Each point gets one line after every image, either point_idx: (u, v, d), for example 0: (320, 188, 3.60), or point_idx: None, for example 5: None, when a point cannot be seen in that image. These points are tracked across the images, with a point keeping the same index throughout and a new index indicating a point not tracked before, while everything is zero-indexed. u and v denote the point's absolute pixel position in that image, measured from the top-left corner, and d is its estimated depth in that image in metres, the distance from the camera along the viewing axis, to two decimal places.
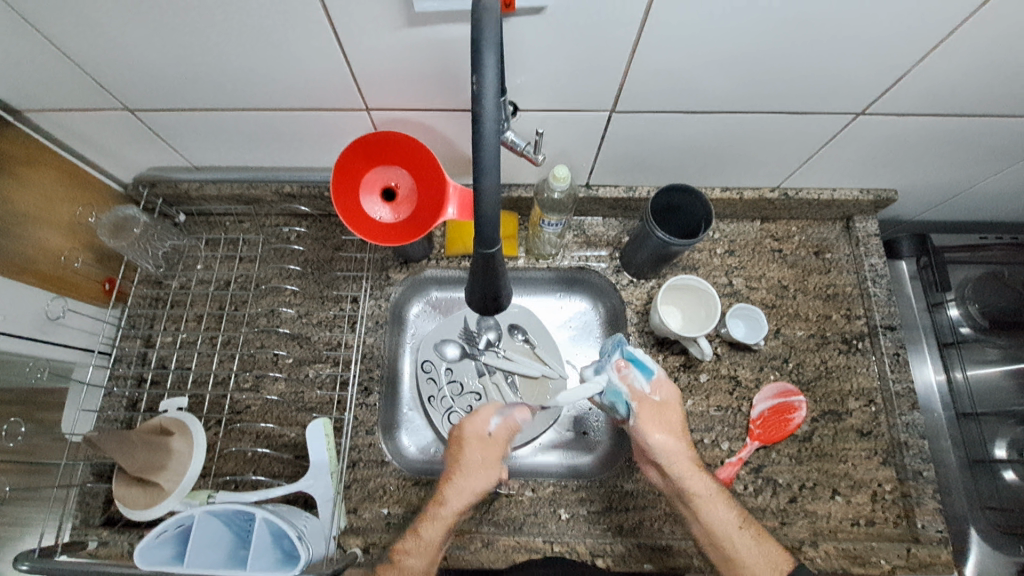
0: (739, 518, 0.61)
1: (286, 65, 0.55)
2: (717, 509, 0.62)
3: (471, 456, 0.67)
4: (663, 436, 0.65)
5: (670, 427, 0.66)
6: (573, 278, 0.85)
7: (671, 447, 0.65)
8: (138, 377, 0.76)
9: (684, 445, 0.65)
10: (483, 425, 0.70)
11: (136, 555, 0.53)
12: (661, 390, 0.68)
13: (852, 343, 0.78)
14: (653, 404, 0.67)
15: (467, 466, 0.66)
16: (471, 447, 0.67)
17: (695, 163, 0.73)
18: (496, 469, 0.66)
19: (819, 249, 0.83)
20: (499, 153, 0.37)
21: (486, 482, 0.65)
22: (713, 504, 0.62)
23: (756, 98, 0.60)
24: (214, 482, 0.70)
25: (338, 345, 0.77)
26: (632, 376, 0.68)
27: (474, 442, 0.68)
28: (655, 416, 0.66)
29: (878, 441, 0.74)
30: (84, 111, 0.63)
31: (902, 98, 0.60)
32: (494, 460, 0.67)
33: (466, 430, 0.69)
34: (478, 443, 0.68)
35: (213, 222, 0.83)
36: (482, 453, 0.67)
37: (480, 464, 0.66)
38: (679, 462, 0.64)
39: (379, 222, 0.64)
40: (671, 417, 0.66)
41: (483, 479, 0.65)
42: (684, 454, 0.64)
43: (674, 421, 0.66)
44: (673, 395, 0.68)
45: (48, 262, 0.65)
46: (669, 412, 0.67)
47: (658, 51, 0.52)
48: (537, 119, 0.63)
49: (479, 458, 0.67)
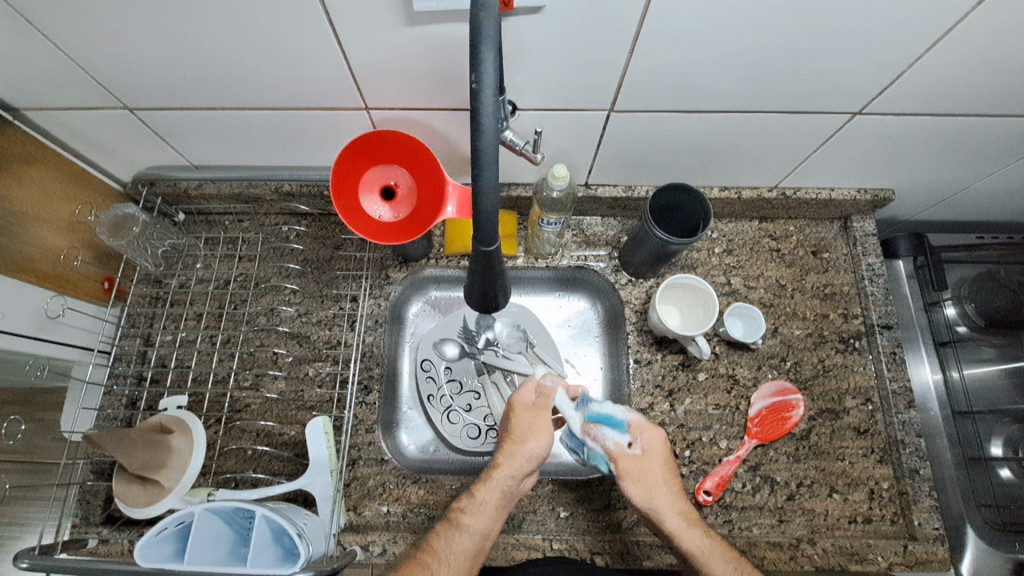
0: (738, 568, 0.61)
1: (286, 64, 0.55)
2: (714, 562, 0.61)
3: (520, 424, 0.71)
4: (644, 490, 0.66)
5: (653, 480, 0.67)
6: (571, 277, 0.85)
7: (655, 500, 0.65)
8: (137, 375, 0.76)
9: (669, 497, 0.66)
10: (529, 397, 0.74)
11: (137, 551, 0.53)
12: (643, 441, 0.69)
13: (849, 342, 0.79)
14: (633, 458, 0.68)
15: (516, 434, 0.70)
16: (519, 415, 0.72)
17: (694, 163, 0.73)
18: (547, 432, 0.70)
19: (817, 249, 0.83)
20: (497, 150, 0.37)
21: (537, 444, 0.68)
22: (709, 556, 0.61)
23: (754, 97, 0.60)
24: (213, 480, 0.71)
25: (338, 344, 0.77)
26: (604, 434, 0.70)
27: (524, 411, 0.72)
28: (635, 470, 0.67)
29: (875, 439, 0.74)
30: (83, 110, 0.63)
31: (899, 97, 0.60)
32: (541, 425, 0.70)
33: (516, 401, 0.74)
34: (528, 411, 0.72)
35: (213, 221, 0.83)
36: (533, 419, 0.71)
37: (529, 429, 0.70)
38: (666, 516, 0.65)
39: (379, 221, 0.64)
40: (651, 470, 0.67)
41: (535, 443, 0.68)
42: (671, 509, 0.65)
43: (656, 472, 0.67)
44: (656, 442, 0.69)
45: (47, 261, 0.65)
46: (652, 462, 0.68)
47: (656, 50, 0.53)
48: (536, 118, 0.63)
49: (529, 423, 0.71)
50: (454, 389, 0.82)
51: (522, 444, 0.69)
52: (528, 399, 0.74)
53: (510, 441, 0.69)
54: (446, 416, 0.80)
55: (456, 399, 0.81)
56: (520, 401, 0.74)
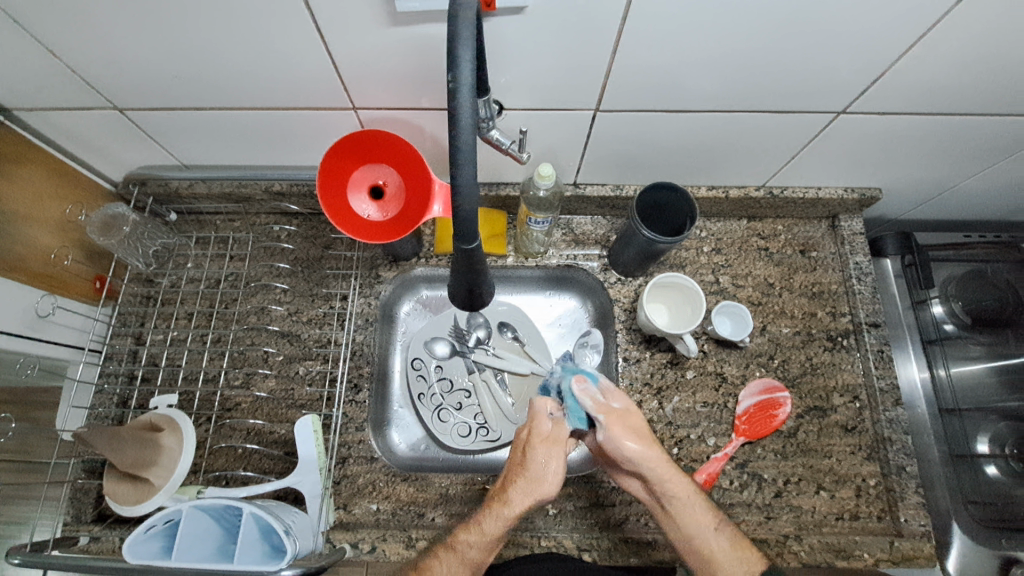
0: (717, 522, 0.63)
1: (273, 65, 0.55)
2: (692, 511, 0.63)
3: (539, 459, 0.64)
4: (638, 442, 0.64)
5: (641, 433, 0.65)
6: (561, 276, 0.86)
7: (648, 453, 0.63)
8: (129, 374, 0.76)
9: (657, 447, 0.64)
10: (547, 426, 0.66)
11: (124, 549, 0.54)
12: (616, 396, 0.67)
13: (836, 340, 0.79)
14: (618, 412, 0.66)
15: (529, 469, 0.63)
16: (535, 449, 0.65)
17: (681, 162, 0.74)
18: (563, 469, 0.63)
19: (805, 247, 0.84)
20: (475, 150, 0.37)
21: (551, 484, 0.62)
22: (692, 506, 0.63)
23: (738, 97, 0.60)
24: (204, 478, 0.71)
25: (328, 343, 0.78)
26: (589, 389, 0.67)
27: (540, 444, 0.65)
28: (619, 424, 0.65)
29: (863, 436, 0.75)
30: (73, 110, 0.63)
31: (882, 96, 0.60)
32: (561, 463, 0.64)
33: (534, 430, 0.66)
34: (542, 444, 0.65)
35: (204, 221, 0.84)
36: (548, 453, 0.64)
37: (545, 465, 0.63)
38: (654, 466, 0.63)
39: (367, 220, 0.64)
40: (637, 423, 0.65)
41: (549, 482, 0.62)
42: (659, 458, 0.64)
43: (640, 425, 0.66)
44: (626, 399, 0.68)
45: (38, 261, 0.66)
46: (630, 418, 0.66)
47: (639, 50, 0.53)
48: (523, 117, 0.64)
49: (546, 458, 0.64)
50: (444, 387, 0.82)
51: (538, 481, 0.63)
52: (545, 428, 0.66)
53: (523, 475, 0.63)
54: (436, 414, 0.80)
55: (446, 397, 0.81)
56: (534, 430, 0.66)
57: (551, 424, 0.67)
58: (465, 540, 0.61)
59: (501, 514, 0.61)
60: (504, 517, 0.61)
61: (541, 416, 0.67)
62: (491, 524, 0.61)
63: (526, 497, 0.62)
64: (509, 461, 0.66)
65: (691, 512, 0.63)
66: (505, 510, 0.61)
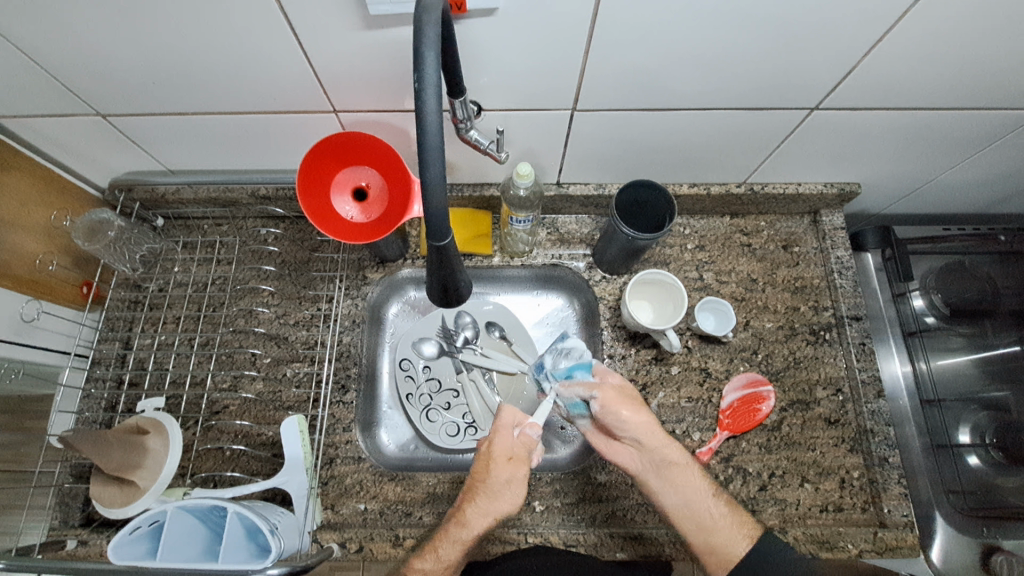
0: (712, 489, 0.66)
1: (253, 69, 0.56)
2: (692, 482, 0.65)
3: (498, 476, 0.64)
4: (633, 411, 0.68)
5: (634, 408, 0.68)
6: (547, 275, 0.86)
7: (642, 421, 0.68)
8: (117, 379, 0.77)
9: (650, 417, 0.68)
10: (510, 443, 0.67)
11: (109, 549, 0.54)
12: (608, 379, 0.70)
13: (819, 334, 0.80)
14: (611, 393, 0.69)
15: (490, 488, 0.64)
16: (497, 466, 0.65)
17: (661, 160, 0.75)
18: (521, 490, 0.65)
19: (787, 243, 0.85)
20: (443, 152, 0.38)
21: (509, 503, 0.64)
22: (688, 473, 0.66)
23: (713, 95, 0.61)
24: (191, 481, 0.71)
25: (315, 344, 0.78)
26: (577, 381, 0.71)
27: (502, 460, 0.66)
28: (616, 399, 0.69)
29: (845, 429, 0.76)
30: (57, 117, 0.64)
31: (854, 91, 0.61)
32: (520, 480, 0.65)
33: (495, 446, 0.67)
34: (504, 461, 0.66)
35: (191, 226, 0.84)
36: (510, 472, 0.65)
37: (505, 484, 0.64)
38: (652, 436, 0.67)
39: (349, 220, 0.65)
40: (631, 396, 0.70)
41: (505, 500, 0.64)
42: (656, 429, 0.68)
43: (630, 400, 0.69)
44: (620, 378, 0.71)
45: (22, 267, 0.66)
46: (629, 392, 0.71)
47: (611, 50, 0.54)
48: (501, 118, 0.65)
49: (508, 477, 0.65)
50: (432, 387, 0.83)
51: (496, 498, 0.64)
52: (508, 443, 0.67)
53: (483, 494, 0.64)
54: (425, 414, 0.80)
55: (434, 397, 0.82)
56: (496, 445, 0.67)
57: (511, 441, 0.67)
58: (421, 567, 0.61)
59: (458, 537, 0.62)
60: (460, 540, 0.61)
61: (501, 433, 0.68)
62: (448, 551, 0.61)
63: (485, 515, 0.63)
64: (469, 477, 0.66)
65: (686, 477, 0.66)
66: (461, 532, 0.62)
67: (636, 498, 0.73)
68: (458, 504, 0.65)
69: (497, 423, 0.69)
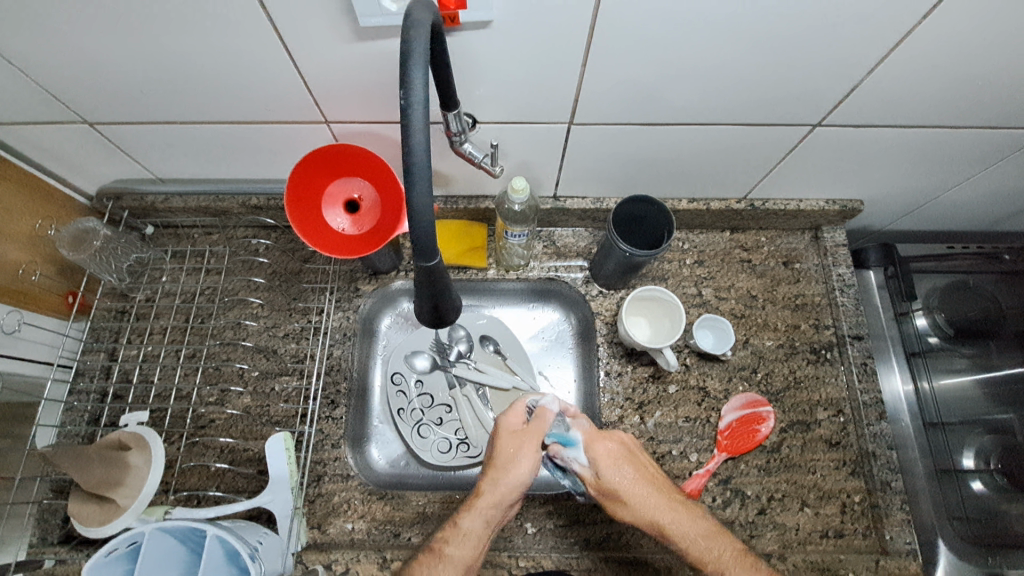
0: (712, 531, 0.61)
1: (244, 79, 0.55)
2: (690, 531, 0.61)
3: (506, 449, 0.64)
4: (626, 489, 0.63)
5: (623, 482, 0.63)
6: (543, 289, 0.85)
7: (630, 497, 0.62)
8: (101, 391, 0.75)
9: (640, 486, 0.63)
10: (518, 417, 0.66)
11: (86, 569, 0.53)
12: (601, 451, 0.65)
13: (820, 353, 0.78)
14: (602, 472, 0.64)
15: (500, 459, 0.63)
16: (505, 438, 0.64)
17: (662, 175, 0.73)
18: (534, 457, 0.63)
19: (788, 259, 0.83)
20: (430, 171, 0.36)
21: (522, 471, 0.62)
22: (683, 521, 0.62)
23: (712, 109, 0.60)
24: (174, 498, 0.69)
25: (305, 357, 0.77)
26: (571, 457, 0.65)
27: (509, 434, 0.65)
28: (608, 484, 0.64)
29: (847, 451, 0.74)
30: (42, 124, 0.62)
31: (858, 108, 0.60)
32: (531, 449, 0.63)
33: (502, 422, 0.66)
34: (512, 434, 0.65)
35: (181, 234, 0.83)
36: (518, 442, 0.64)
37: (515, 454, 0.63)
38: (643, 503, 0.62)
39: (340, 233, 0.63)
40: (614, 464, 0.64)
41: (520, 468, 0.62)
42: (643, 492, 0.63)
43: (626, 473, 0.64)
44: (611, 445, 0.65)
45: (5, 276, 0.64)
46: (616, 463, 0.64)
47: (607, 64, 0.53)
48: (495, 130, 0.63)
49: (517, 447, 0.63)
50: (424, 402, 0.81)
51: (510, 470, 0.62)
52: (515, 418, 0.66)
53: (495, 466, 0.63)
54: (416, 430, 0.79)
55: (426, 412, 0.80)
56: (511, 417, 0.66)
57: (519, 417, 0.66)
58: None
59: (476, 508, 0.61)
60: (478, 510, 0.60)
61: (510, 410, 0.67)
62: (473, 522, 0.59)
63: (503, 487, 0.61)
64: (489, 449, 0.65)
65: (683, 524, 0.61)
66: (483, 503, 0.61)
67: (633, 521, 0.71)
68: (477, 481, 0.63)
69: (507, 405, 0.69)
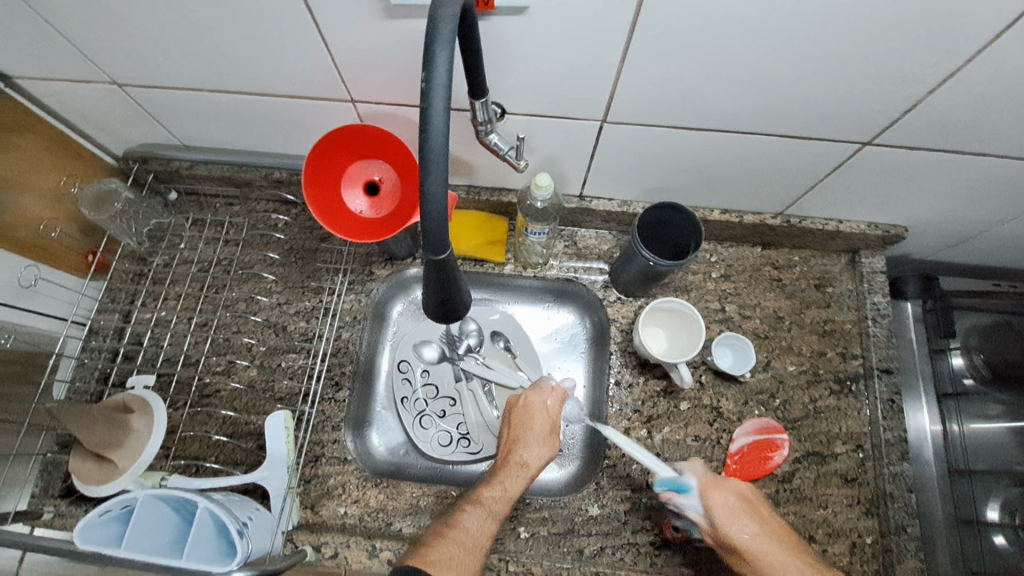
0: None
1: (271, 50, 0.54)
2: None
3: (540, 424, 0.70)
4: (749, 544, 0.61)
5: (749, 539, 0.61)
6: (560, 289, 0.83)
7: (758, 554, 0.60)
8: (112, 351, 0.75)
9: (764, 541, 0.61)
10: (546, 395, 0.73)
11: (74, 533, 0.52)
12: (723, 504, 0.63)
13: (845, 384, 0.75)
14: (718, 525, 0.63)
15: (536, 432, 0.69)
16: (540, 415, 0.71)
17: (695, 183, 0.70)
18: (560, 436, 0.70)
19: (820, 282, 0.79)
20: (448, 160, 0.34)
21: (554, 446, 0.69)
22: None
23: (754, 118, 0.57)
24: (173, 465, 0.70)
25: (313, 337, 0.76)
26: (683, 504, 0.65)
27: (542, 412, 0.71)
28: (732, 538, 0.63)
29: (862, 490, 0.70)
30: (72, 82, 0.62)
31: (913, 128, 0.56)
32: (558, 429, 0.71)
33: (531, 398, 0.73)
34: (542, 412, 0.71)
35: (203, 203, 0.83)
36: (549, 420, 0.71)
37: (548, 430, 0.70)
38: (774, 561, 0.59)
39: (357, 215, 0.62)
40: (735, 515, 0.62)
41: (554, 444, 0.69)
42: (775, 550, 0.60)
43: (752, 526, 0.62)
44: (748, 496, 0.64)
45: (26, 230, 0.65)
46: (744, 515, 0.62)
47: (646, 61, 0.50)
48: (524, 123, 0.61)
49: (550, 424, 0.70)
50: (429, 393, 0.80)
51: (546, 444, 0.69)
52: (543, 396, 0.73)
53: (532, 438, 0.69)
54: (418, 420, 0.78)
55: (430, 403, 0.79)
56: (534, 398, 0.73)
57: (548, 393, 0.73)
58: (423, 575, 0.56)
59: (521, 473, 0.66)
60: (524, 475, 0.66)
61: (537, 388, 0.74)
62: (513, 483, 0.65)
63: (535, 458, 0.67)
64: (511, 428, 0.71)
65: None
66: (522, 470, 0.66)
67: (629, 537, 0.69)
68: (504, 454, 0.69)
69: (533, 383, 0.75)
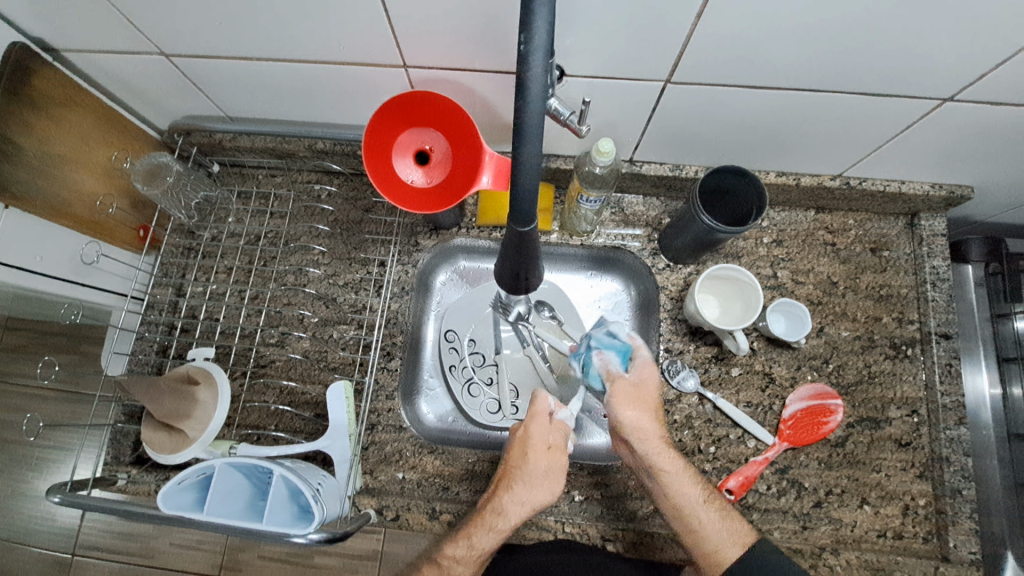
0: (705, 495, 0.63)
1: (325, 15, 0.52)
2: (683, 487, 0.63)
3: (537, 465, 0.63)
4: (639, 415, 0.65)
5: (643, 415, 0.65)
6: (605, 257, 0.82)
7: (643, 427, 0.65)
8: (169, 324, 0.77)
9: (655, 425, 0.65)
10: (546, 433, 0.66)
11: (159, 499, 0.55)
12: (639, 369, 0.67)
13: (900, 349, 0.74)
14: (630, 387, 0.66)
15: (529, 476, 0.63)
16: (535, 455, 0.64)
17: (752, 145, 0.68)
18: (552, 490, 0.63)
19: (876, 246, 0.77)
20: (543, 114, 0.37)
21: (546, 493, 0.62)
22: (681, 481, 0.63)
23: (828, 76, 0.54)
24: (237, 433, 0.72)
25: (363, 309, 0.77)
26: (610, 360, 0.68)
27: (540, 449, 0.64)
28: (629, 397, 0.65)
29: (917, 453, 0.70)
30: (119, 54, 0.61)
31: (1003, 82, 0.52)
32: (558, 472, 0.63)
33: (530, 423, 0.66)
34: (542, 449, 0.64)
35: (246, 174, 0.83)
36: (548, 461, 0.64)
37: (543, 474, 0.63)
38: (653, 444, 0.64)
39: (411, 186, 0.61)
40: (645, 397, 0.66)
41: (545, 489, 0.63)
42: (657, 436, 0.64)
43: (648, 402, 0.66)
44: (652, 375, 0.67)
45: (83, 207, 0.65)
46: (645, 391, 0.66)
47: (722, 18, 0.47)
48: (584, 86, 0.59)
49: (546, 467, 0.63)
50: (476, 361, 0.81)
51: (529, 489, 0.62)
52: (543, 429, 0.66)
53: (522, 482, 0.62)
54: (466, 388, 0.79)
55: (477, 371, 0.80)
56: (532, 432, 0.66)
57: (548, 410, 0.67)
58: (454, 554, 0.60)
59: (495, 526, 0.61)
60: (497, 530, 0.60)
61: (537, 422, 0.66)
62: (490, 533, 0.60)
63: (521, 505, 0.62)
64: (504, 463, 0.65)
65: (680, 485, 0.63)
66: (498, 522, 0.61)
67: None
68: (487, 512, 0.62)
69: (531, 409, 0.68)
